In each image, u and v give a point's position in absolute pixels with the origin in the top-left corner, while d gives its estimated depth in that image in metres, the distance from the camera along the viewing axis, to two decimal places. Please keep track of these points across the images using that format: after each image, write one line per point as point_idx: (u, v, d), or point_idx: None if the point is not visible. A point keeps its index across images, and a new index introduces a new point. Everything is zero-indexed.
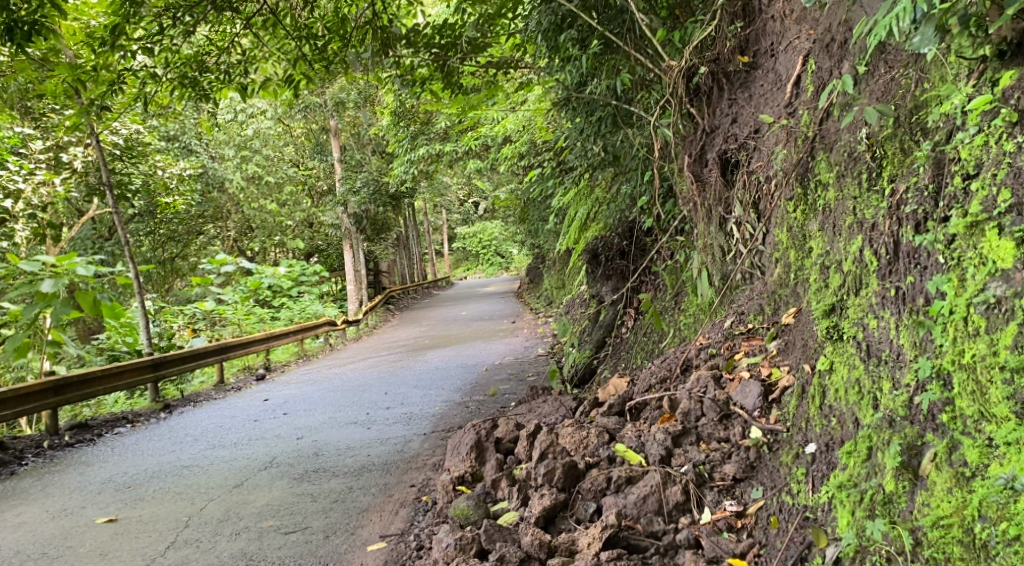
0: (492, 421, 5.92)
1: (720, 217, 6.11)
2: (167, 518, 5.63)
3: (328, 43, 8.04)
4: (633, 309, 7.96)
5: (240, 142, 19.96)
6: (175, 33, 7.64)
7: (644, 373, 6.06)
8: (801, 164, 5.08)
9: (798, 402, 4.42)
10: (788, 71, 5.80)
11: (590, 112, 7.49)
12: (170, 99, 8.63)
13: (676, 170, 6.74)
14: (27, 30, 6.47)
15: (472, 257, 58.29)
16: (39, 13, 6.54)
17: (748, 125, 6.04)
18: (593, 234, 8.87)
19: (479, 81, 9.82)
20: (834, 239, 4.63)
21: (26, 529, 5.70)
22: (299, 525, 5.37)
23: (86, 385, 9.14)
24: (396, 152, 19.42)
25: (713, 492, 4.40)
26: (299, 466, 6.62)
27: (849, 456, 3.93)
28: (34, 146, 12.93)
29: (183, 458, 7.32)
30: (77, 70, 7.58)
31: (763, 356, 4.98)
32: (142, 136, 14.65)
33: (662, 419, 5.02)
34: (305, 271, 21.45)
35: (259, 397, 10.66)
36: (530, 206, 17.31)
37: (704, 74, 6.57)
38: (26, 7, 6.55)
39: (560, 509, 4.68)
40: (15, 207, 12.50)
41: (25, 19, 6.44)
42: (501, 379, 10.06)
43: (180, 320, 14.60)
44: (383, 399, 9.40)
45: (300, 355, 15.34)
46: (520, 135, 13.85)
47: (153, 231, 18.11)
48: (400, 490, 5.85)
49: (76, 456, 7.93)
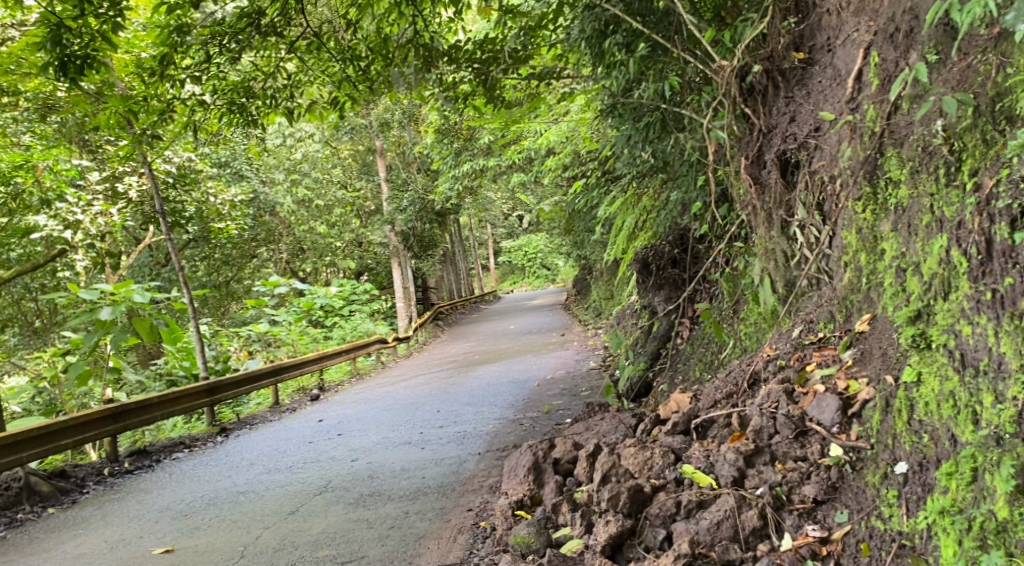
0: (550, 440, 5.70)
1: (781, 220, 5.83)
2: (222, 548, 5.51)
3: (371, 63, 7.98)
4: (689, 319, 7.69)
5: (289, 166, 20.33)
6: (221, 60, 7.61)
7: (707, 388, 5.79)
8: (869, 162, 4.79)
9: (882, 416, 4.13)
10: (848, 65, 5.50)
11: (638, 117, 7.26)
12: (218, 126, 8.63)
13: (733, 173, 6.45)
14: (80, 64, 6.49)
15: (519, 271, 58.24)
16: (91, 47, 6.55)
17: (808, 124, 5.75)
18: (643, 244, 8.62)
19: (523, 93, 9.65)
20: (910, 239, 4.36)
21: (86, 560, 5.64)
22: (355, 555, 5.21)
23: (144, 412, 9.08)
24: (441, 169, 19.44)
25: (793, 515, 4.15)
26: (354, 490, 6.47)
27: (950, 478, 3.66)
28: (91, 178, 13.14)
29: (238, 483, 7.23)
30: (128, 101, 7.61)
31: (839, 367, 4.67)
32: (194, 164, 14.84)
33: (732, 437, 4.74)
34: (355, 290, 21.48)
35: (313, 418, 10.60)
36: (576, 217, 17.12)
37: (758, 72, 6.25)
38: (78, 42, 6.57)
39: (628, 537, 4.45)
40: (74, 238, 12.79)
41: (78, 53, 6.47)
42: (555, 394, 9.86)
43: (234, 342, 14.64)
44: (436, 418, 9.24)
45: (353, 374, 15.32)
46: (564, 146, 13.66)
47: (207, 255, 18.31)
48: (458, 515, 5.66)
49: (136, 483, 7.91)
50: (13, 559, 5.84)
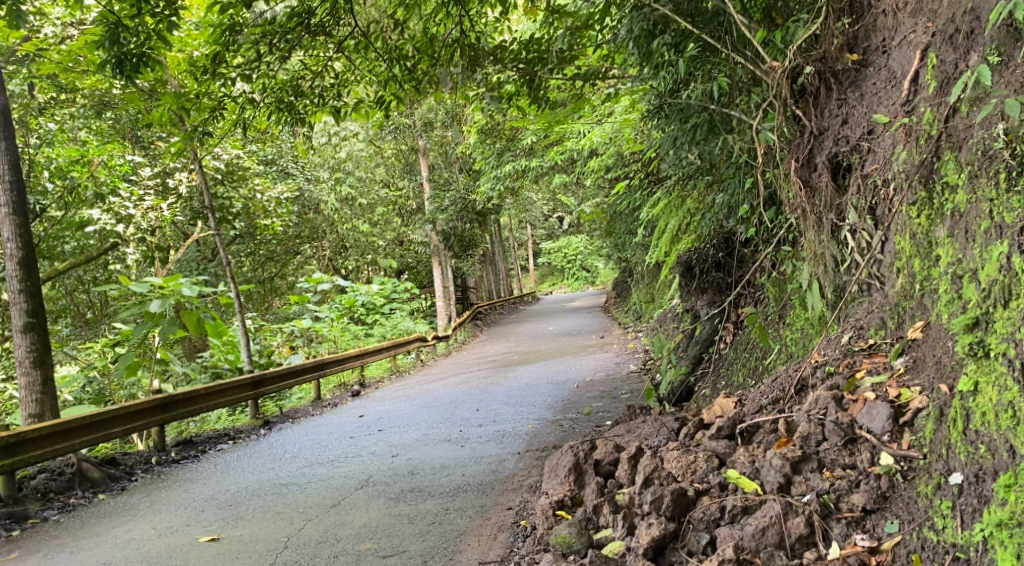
0: (591, 441, 5.67)
1: (831, 224, 5.74)
2: (266, 538, 5.57)
3: (417, 63, 8.05)
4: (733, 324, 7.59)
5: (334, 164, 20.63)
6: (272, 59, 7.70)
7: (752, 393, 5.72)
8: (925, 166, 4.68)
9: (936, 426, 4.04)
10: (903, 67, 5.39)
11: (685, 118, 7.15)
12: (267, 124, 8.76)
13: (782, 176, 6.36)
14: (136, 62, 6.58)
15: (558, 272, 58.19)
16: (146, 45, 6.68)
17: (861, 127, 5.65)
18: (686, 247, 8.55)
19: (567, 94, 9.61)
20: (967, 245, 4.26)
21: (134, 546, 5.73)
22: (395, 549, 5.23)
23: (190, 403, 9.23)
24: (483, 168, 19.52)
25: (841, 524, 4.08)
26: (394, 485, 6.52)
27: (1009, 490, 3.57)
28: (143, 173, 13.46)
29: (281, 475, 7.32)
30: (181, 98, 7.78)
31: (890, 374, 4.58)
32: (242, 161, 15.10)
33: (778, 443, 4.66)
34: (396, 288, 21.61)
35: (354, 413, 10.70)
36: (618, 219, 17.05)
37: (810, 73, 6.14)
38: (135, 40, 6.72)
39: (670, 540, 4.42)
40: (126, 232, 13.04)
41: (134, 51, 6.58)
42: (594, 396, 9.83)
43: (278, 337, 14.83)
44: (476, 417, 9.26)
45: (394, 371, 15.45)
46: (607, 148, 13.61)
47: (253, 251, 18.60)
48: (497, 513, 5.66)
49: (182, 472, 8.05)
50: (65, 542, 5.98)
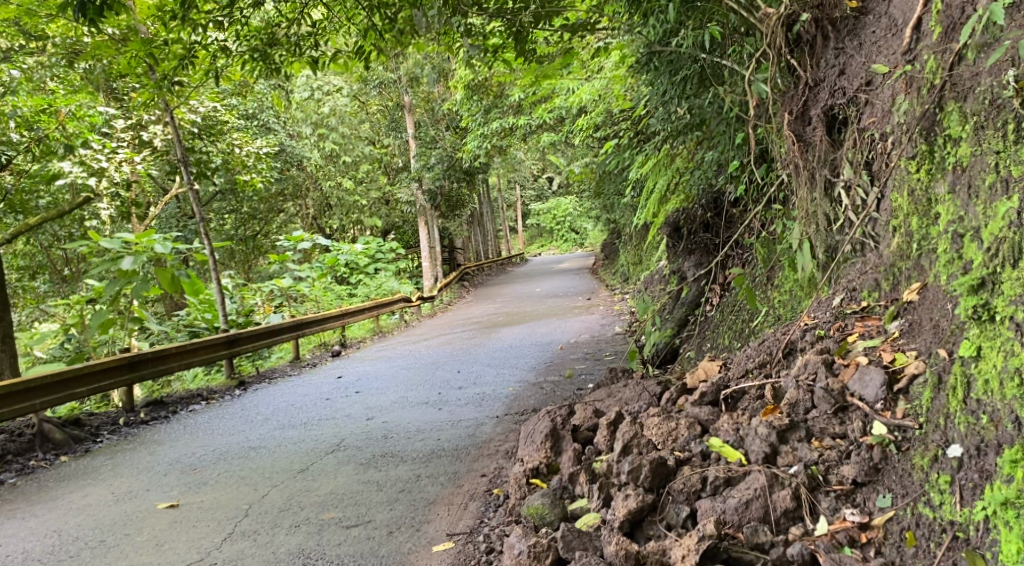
0: (569, 407, 5.45)
1: (825, 180, 5.45)
2: (227, 506, 5.32)
3: (398, 11, 7.45)
4: (720, 285, 7.34)
5: (317, 120, 20.08)
6: (245, 4, 7.23)
7: (739, 357, 5.50)
8: (926, 118, 4.39)
9: (933, 394, 3.81)
10: (905, 13, 5.06)
11: (674, 71, 6.86)
12: (242, 75, 8.34)
13: (775, 129, 6.04)
14: (99, 6, 6.09)
15: (548, 234, 57.82)
16: None
17: (858, 77, 5.33)
18: (673, 207, 8.23)
19: (554, 48, 9.18)
20: (970, 202, 4.00)
21: (89, 512, 5.47)
22: (361, 519, 5.00)
23: (160, 362, 8.90)
24: (469, 126, 19.10)
25: (830, 497, 3.87)
26: (366, 449, 6.27)
27: (1015, 466, 3.33)
28: (116, 125, 13.07)
29: (251, 438, 7.07)
30: (149, 45, 7.30)
31: (883, 339, 4.35)
32: (220, 115, 14.61)
33: (765, 410, 4.45)
34: (382, 249, 21.19)
35: (333, 374, 10.43)
36: (607, 179, 16.71)
37: (806, 21, 5.77)
38: None
39: (648, 513, 4.20)
40: (99, 186, 12.63)
41: None
42: (578, 358, 9.60)
43: (259, 297, 14.50)
44: (456, 379, 9.02)
45: (377, 331, 15.17)
46: (596, 105, 13.20)
47: (236, 208, 18.50)
48: (470, 480, 5.44)
49: (151, 433, 7.79)
50: (19, 507, 5.72)
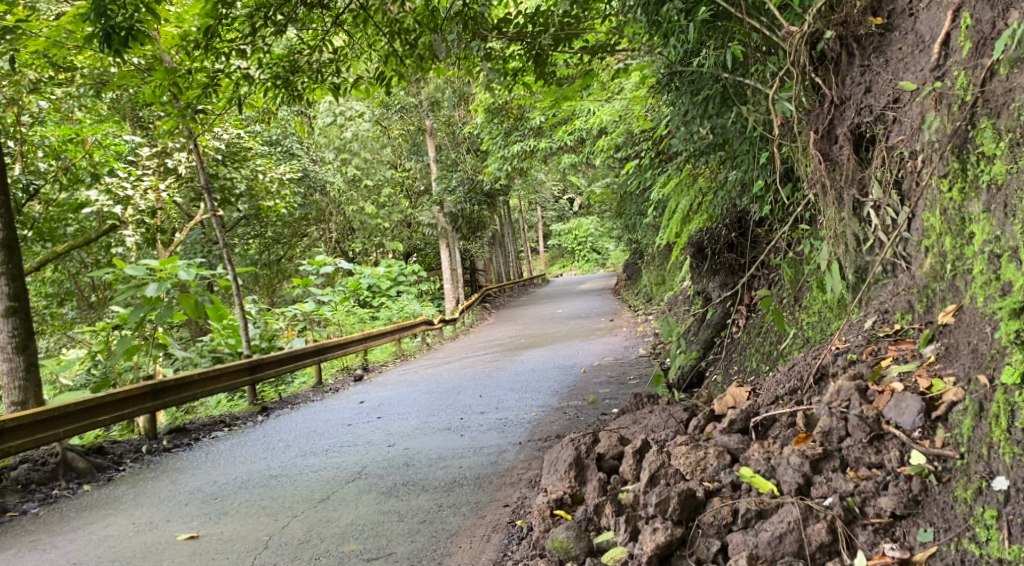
0: (593, 434, 5.32)
1: (853, 200, 5.33)
2: (247, 538, 5.25)
3: (419, 37, 7.39)
4: (745, 307, 7.22)
5: (339, 145, 20.19)
6: (268, 33, 7.17)
7: (768, 382, 5.37)
8: (958, 135, 4.27)
9: (974, 422, 3.67)
10: (933, 29, 4.95)
11: (696, 91, 6.71)
12: (264, 100, 8.34)
13: (801, 148, 5.93)
14: (124, 36, 6.08)
15: (569, 254, 57.70)
16: (136, 18, 6.15)
17: (885, 95, 5.22)
18: (696, 227, 8.12)
19: (575, 69, 9.12)
20: (1006, 221, 3.88)
21: (110, 544, 5.42)
22: (383, 551, 4.90)
23: (184, 389, 8.85)
24: (489, 148, 19.11)
25: (867, 531, 3.74)
26: (388, 477, 6.18)
27: None
28: (141, 153, 13.19)
29: (273, 466, 7.01)
30: (173, 74, 7.30)
31: (919, 364, 4.21)
32: (243, 141, 14.72)
33: (796, 439, 4.31)
34: (403, 271, 21.20)
35: (355, 399, 10.37)
36: (629, 200, 16.61)
37: (830, 39, 5.65)
38: (123, 12, 6.19)
39: (677, 547, 4.08)
40: (125, 213, 12.66)
41: (122, 24, 6.06)
42: (602, 381, 9.49)
43: (282, 321, 14.51)
44: (478, 403, 8.91)
45: (399, 354, 15.12)
46: (616, 126, 13.13)
47: (259, 233, 18.60)
48: (492, 511, 5.33)
49: (173, 460, 7.76)
50: (40, 538, 5.68)
